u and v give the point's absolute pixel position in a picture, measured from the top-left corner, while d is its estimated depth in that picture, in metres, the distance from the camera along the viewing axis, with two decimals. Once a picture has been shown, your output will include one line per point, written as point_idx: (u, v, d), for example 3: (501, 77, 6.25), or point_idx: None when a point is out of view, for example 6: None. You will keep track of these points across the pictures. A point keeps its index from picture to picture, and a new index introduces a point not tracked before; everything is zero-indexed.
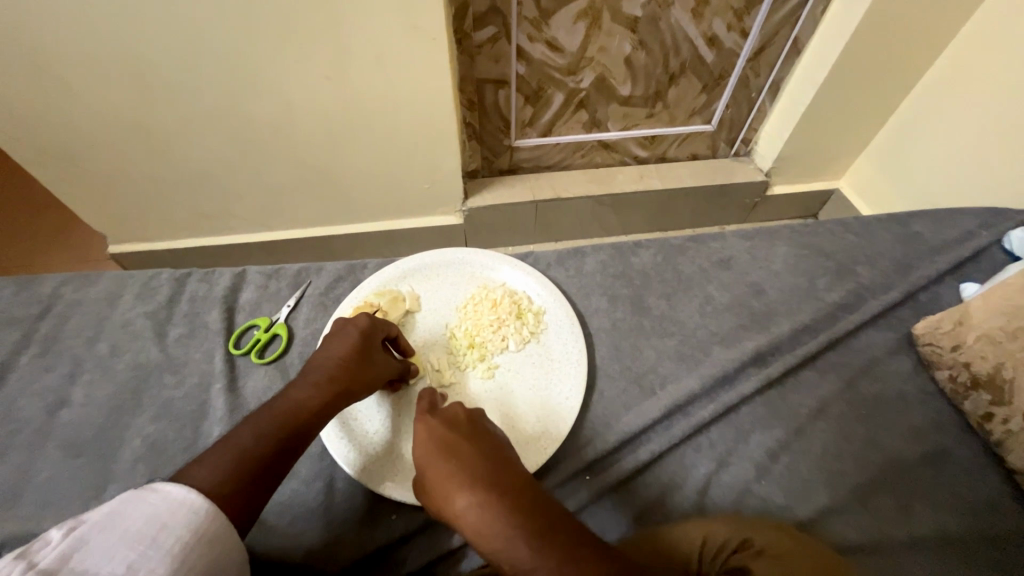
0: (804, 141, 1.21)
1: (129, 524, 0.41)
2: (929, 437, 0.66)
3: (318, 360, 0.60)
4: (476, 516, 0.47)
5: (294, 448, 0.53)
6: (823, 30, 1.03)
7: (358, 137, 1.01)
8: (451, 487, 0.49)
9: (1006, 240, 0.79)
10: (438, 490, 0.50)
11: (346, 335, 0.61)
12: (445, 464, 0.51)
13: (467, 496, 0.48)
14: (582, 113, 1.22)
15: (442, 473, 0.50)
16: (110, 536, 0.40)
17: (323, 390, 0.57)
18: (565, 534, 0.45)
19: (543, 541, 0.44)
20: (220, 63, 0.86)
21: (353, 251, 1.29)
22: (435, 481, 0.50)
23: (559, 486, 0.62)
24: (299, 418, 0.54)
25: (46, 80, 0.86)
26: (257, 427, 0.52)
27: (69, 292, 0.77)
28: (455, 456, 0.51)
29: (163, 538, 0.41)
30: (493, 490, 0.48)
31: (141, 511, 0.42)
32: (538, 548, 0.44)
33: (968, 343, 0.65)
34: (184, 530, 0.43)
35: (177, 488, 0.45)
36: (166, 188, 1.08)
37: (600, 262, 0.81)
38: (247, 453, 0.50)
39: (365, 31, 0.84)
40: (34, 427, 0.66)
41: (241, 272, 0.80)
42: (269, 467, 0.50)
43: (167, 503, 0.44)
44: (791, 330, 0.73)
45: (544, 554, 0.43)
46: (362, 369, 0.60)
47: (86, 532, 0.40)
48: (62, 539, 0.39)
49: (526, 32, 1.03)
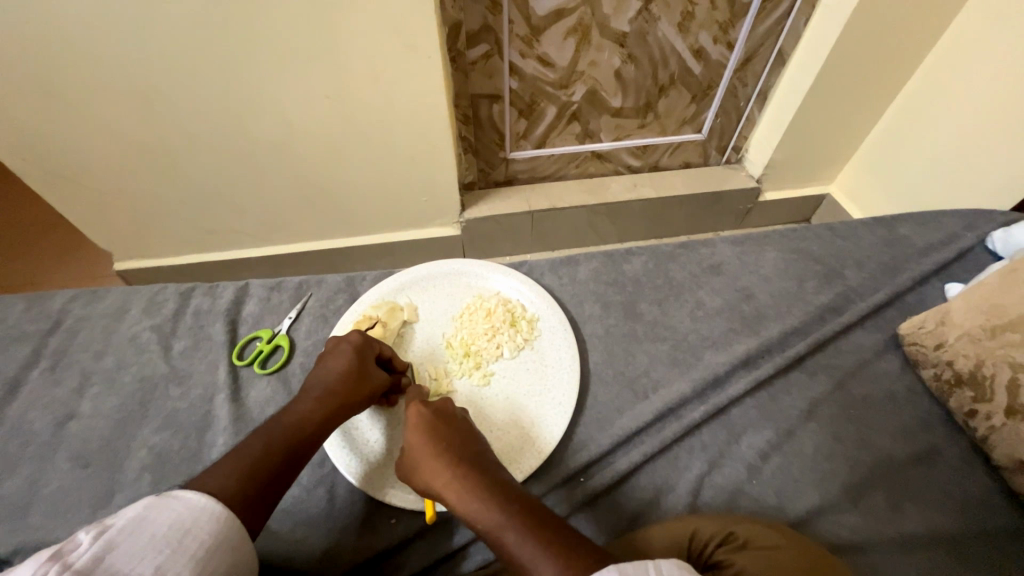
0: (793, 148, 1.23)
1: (156, 529, 0.43)
2: (917, 435, 0.67)
3: (318, 376, 0.62)
4: (457, 489, 0.50)
5: (299, 459, 0.55)
6: (807, 41, 1.07)
7: (356, 152, 1.04)
8: (435, 465, 0.52)
9: (990, 241, 0.81)
10: (422, 468, 0.53)
11: (341, 352, 0.63)
12: (432, 445, 0.54)
13: (449, 470, 0.51)
14: (575, 125, 1.24)
15: (428, 452, 0.54)
16: (138, 541, 0.41)
17: (324, 402, 0.59)
18: (535, 505, 0.48)
19: (512, 510, 0.47)
20: (223, 84, 0.89)
21: (353, 264, 1.31)
22: (421, 460, 0.54)
23: (549, 493, 0.64)
24: (305, 429, 0.56)
25: (55, 104, 0.90)
26: (267, 438, 0.54)
27: (76, 308, 0.79)
28: (438, 437, 0.55)
29: (188, 543, 0.43)
30: (470, 467, 0.51)
31: (167, 517, 0.44)
32: (509, 513, 0.47)
33: (951, 342, 0.66)
34: (207, 536, 0.44)
35: (197, 496, 0.46)
36: (171, 205, 1.10)
37: (593, 270, 0.83)
38: (257, 463, 0.51)
39: (361, 51, 0.87)
40: (43, 439, 0.68)
41: (244, 286, 0.82)
42: (276, 476, 0.52)
43: (189, 511, 0.45)
44: (781, 333, 0.75)
45: (517, 519, 0.46)
46: (362, 380, 0.62)
47: (115, 536, 0.41)
48: (93, 542, 0.40)
49: (518, 49, 1.06)
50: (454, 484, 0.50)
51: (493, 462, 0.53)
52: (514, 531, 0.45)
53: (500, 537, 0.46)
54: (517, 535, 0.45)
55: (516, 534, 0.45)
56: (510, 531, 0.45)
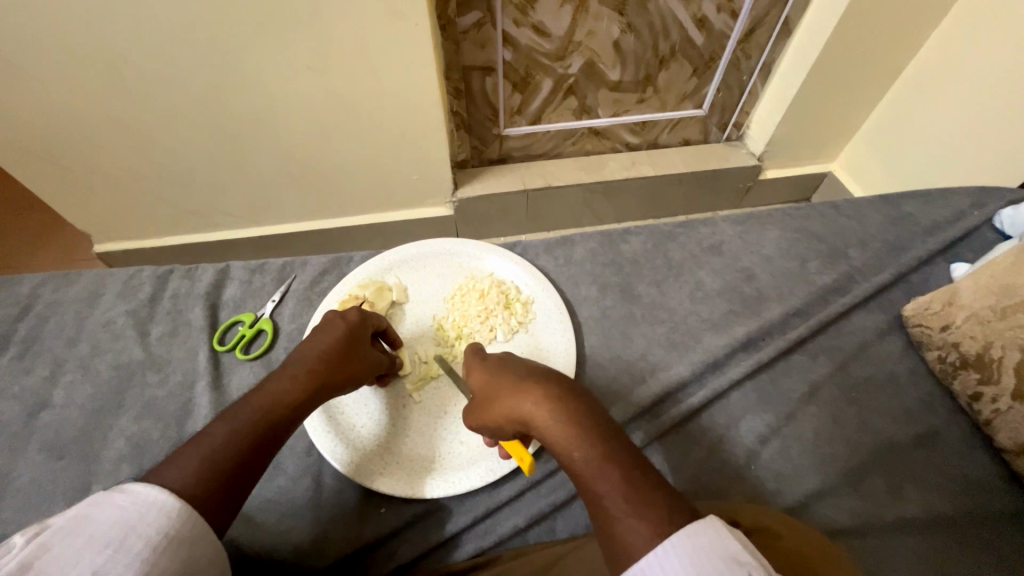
0: (796, 124, 1.19)
1: (96, 528, 0.39)
2: (920, 418, 0.65)
3: (300, 352, 0.58)
4: (546, 419, 0.46)
5: (272, 444, 0.51)
6: (814, 11, 1.02)
7: (342, 128, 1.00)
8: (515, 398, 0.49)
9: (998, 219, 0.78)
10: (502, 400, 0.50)
11: (332, 327, 0.60)
12: (511, 380, 0.50)
13: (535, 398, 0.47)
14: (571, 99, 1.20)
15: (507, 387, 0.50)
16: (75, 543, 0.38)
17: (301, 382, 0.55)
18: (632, 447, 0.44)
19: (600, 452, 0.43)
20: (199, 57, 0.85)
21: (343, 245, 1.28)
22: (501, 394, 0.50)
23: (547, 478, 0.62)
24: (277, 411, 0.53)
25: (20, 78, 0.85)
26: (234, 423, 0.50)
27: (49, 292, 0.76)
28: (521, 371, 0.51)
29: (132, 541, 0.39)
30: (564, 394, 0.48)
31: (109, 515, 0.40)
32: (597, 445, 0.43)
33: (958, 323, 0.64)
34: (155, 532, 0.40)
35: (149, 491, 0.43)
36: (151, 185, 1.06)
37: (589, 251, 0.80)
38: (225, 452, 0.47)
39: (345, 21, 0.82)
40: (16, 428, 0.65)
41: (225, 268, 0.79)
42: (247, 465, 0.48)
43: (136, 506, 0.41)
44: (782, 315, 0.73)
45: (608, 462, 0.42)
46: (343, 360, 0.59)
47: (49, 538, 0.38)
48: (24, 546, 0.37)
49: (511, 17, 1.01)
50: (542, 412, 0.47)
51: (584, 390, 0.49)
52: (605, 476, 0.42)
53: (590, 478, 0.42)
54: (608, 478, 0.41)
55: (607, 479, 0.41)
56: (602, 474, 0.42)
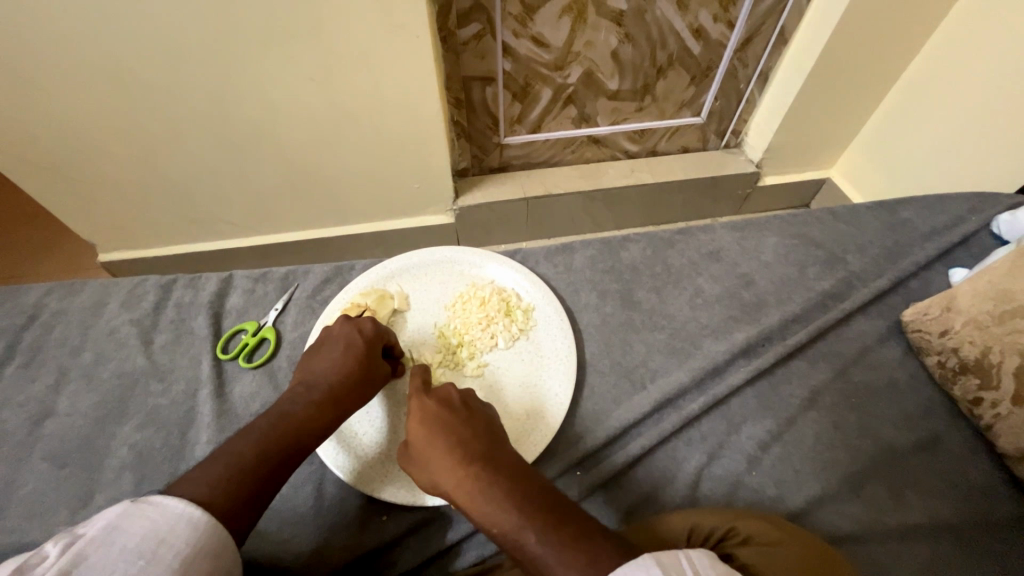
0: (793, 131, 1.20)
1: (128, 540, 0.39)
2: (920, 423, 0.66)
3: (323, 374, 0.59)
4: (472, 482, 0.48)
5: (290, 462, 0.52)
6: (809, 21, 1.03)
7: (345, 139, 1.01)
8: (443, 462, 0.50)
9: (996, 225, 0.78)
10: (429, 462, 0.51)
11: (353, 349, 0.61)
12: (438, 440, 0.51)
13: (463, 460, 0.49)
14: (571, 108, 1.21)
15: (434, 449, 0.51)
16: (110, 553, 0.38)
17: (320, 407, 0.57)
18: (556, 501, 0.46)
19: (524, 513, 0.45)
20: (205, 70, 0.86)
21: (345, 253, 1.29)
22: (428, 456, 0.51)
23: (561, 475, 0.63)
24: (298, 435, 0.54)
25: (27, 90, 0.86)
26: (260, 445, 0.51)
27: (54, 301, 0.77)
28: (447, 431, 0.52)
29: (163, 553, 0.40)
30: (486, 456, 0.49)
31: (140, 526, 0.40)
32: (520, 506, 0.45)
33: (956, 328, 0.64)
34: (183, 544, 0.41)
35: (177, 503, 0.43)
36: (155, 195, 1.08)
37: (589, 258, 0.81)
38: (246, 469, 0.49)
39: (347, 34, 0.84)
40: (19, 437, 0.66)
41: (228, 277, 0.79)
42: (268, 483, 0.50)
43: (164, 518, 0.42)
44: (781, 320, 0.73)
45: (534, 519, 0.44)
46: (363, 387, 0.61)
47: (84, 549, 0.38)
48: (60, 557, 0.37)
49: (511, 28, 1.02)
50: (467, 476, 0.48)
51: (508, 449, 0.51)
52: (530, 535, 0.43)
53: (518, 539, 0.44)
54: (534, 537, 0.43)
55: (534, 536, 0.43)
56: (527, 534, 0.44)
